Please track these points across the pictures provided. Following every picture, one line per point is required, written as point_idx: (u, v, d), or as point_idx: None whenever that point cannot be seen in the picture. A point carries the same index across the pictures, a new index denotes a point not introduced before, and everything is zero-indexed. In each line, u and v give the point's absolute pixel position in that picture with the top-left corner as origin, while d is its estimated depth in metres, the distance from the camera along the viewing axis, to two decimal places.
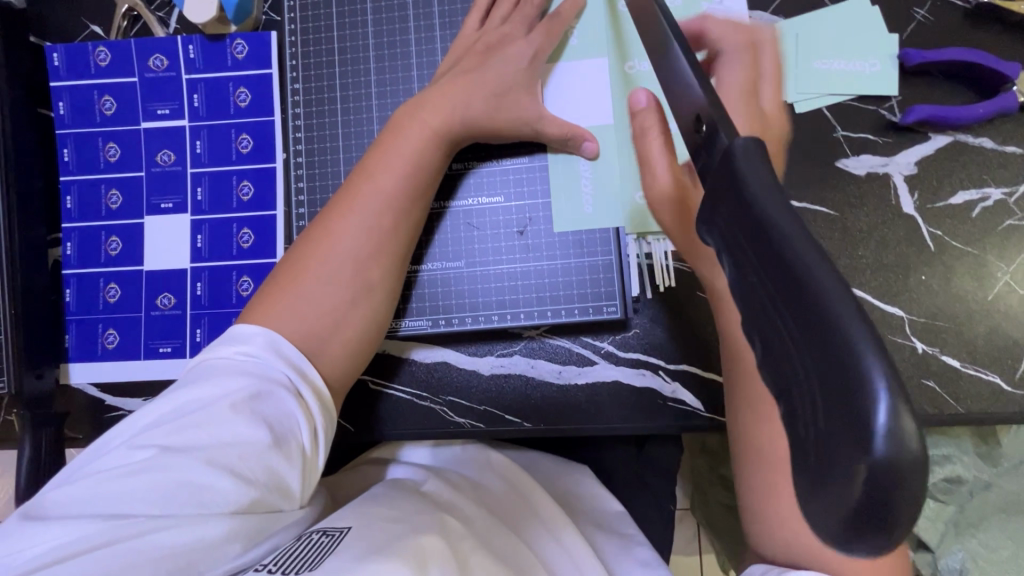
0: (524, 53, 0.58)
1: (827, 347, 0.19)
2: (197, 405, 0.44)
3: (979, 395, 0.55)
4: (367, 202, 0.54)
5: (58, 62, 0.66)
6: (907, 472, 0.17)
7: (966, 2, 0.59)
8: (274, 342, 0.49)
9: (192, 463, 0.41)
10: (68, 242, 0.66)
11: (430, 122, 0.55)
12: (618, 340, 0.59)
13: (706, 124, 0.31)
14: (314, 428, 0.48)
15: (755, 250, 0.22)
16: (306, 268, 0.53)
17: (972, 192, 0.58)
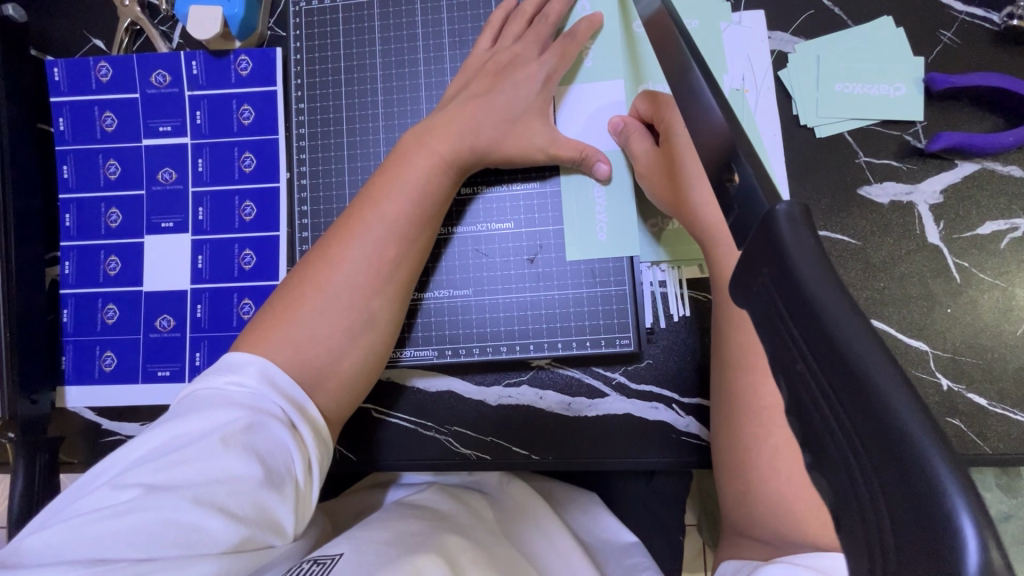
0: (537, 74, 0.56)
1: (896, 455, 0.18)
2: (185, 440, 0.42)
3: (1007, 435, 0.53)
4: (368, 228, 0.52)
5: (59, 77, 0.65)
6: None
7: (995, 24, 0.57)
8: (267, 372, 0.47)
9: (179, 502, 0.39)
10: (66, 260, 0.65)
11: (437, 146, 0.54)
12: (631, 371, 0.57)
13: (736, 171, 0.29)
14: (309, 461, 0.47)
15: (808, 342, 0.21)
16: (306, 295, 0.51)
17: (1000, 223, 0.55)
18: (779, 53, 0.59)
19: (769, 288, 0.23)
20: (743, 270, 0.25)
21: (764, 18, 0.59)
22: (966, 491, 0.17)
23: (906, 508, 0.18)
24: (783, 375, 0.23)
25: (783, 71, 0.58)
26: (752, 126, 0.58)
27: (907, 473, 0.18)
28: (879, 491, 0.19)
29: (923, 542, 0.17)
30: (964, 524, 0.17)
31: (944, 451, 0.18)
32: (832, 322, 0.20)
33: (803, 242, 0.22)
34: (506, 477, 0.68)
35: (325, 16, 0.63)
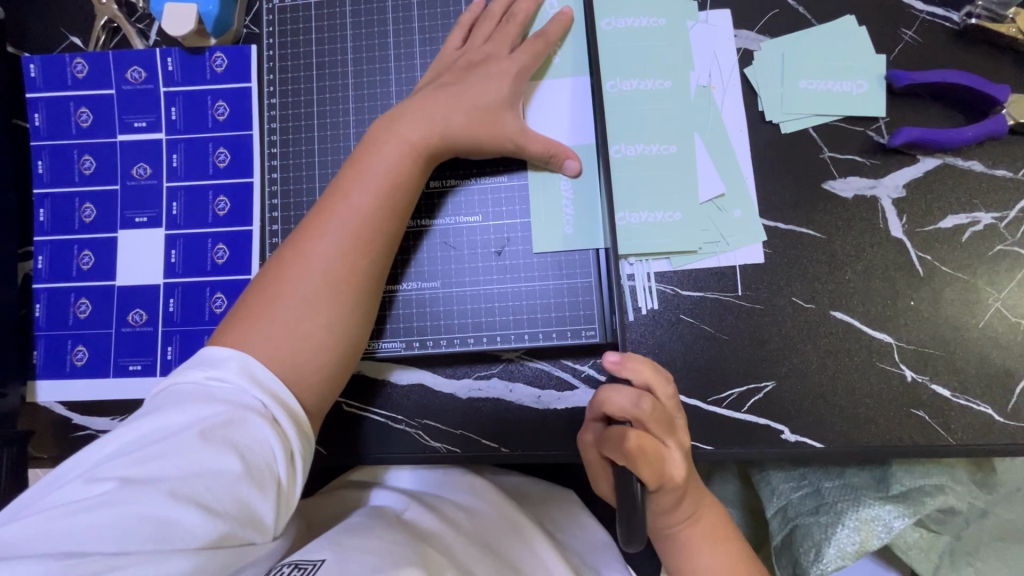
0: (509, 68, 0.56)
1: None
2: (164, 434, 0.43)
3: (970, 426, 0.54)
4: (342, 222, 0.53)
5: (35, 73, 0.65)
6: None
7: (954, 23, 0.58)
8: (245, 367, 0.47)
9: (156, 496, 0.40)
10: (40, 255, 0.65)
11: (407, 139, 0.54)
12: (599, 364, 0.57)
13: None
14: (292, 456, 0.46)
15: None
16: (279, 292, 0.51)
17: (961, 216, 0.56)
18: (745, 51, 0.60)
19: None
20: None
21: (730, 17, 0.60)
22: None
23: None
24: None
25: (749, 68, 0.59)
26: (718, 122, 0.59)
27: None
28: None
29: None
30: None
31: None
32: None
33: None
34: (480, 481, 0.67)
35: (298, 13, 0.63)
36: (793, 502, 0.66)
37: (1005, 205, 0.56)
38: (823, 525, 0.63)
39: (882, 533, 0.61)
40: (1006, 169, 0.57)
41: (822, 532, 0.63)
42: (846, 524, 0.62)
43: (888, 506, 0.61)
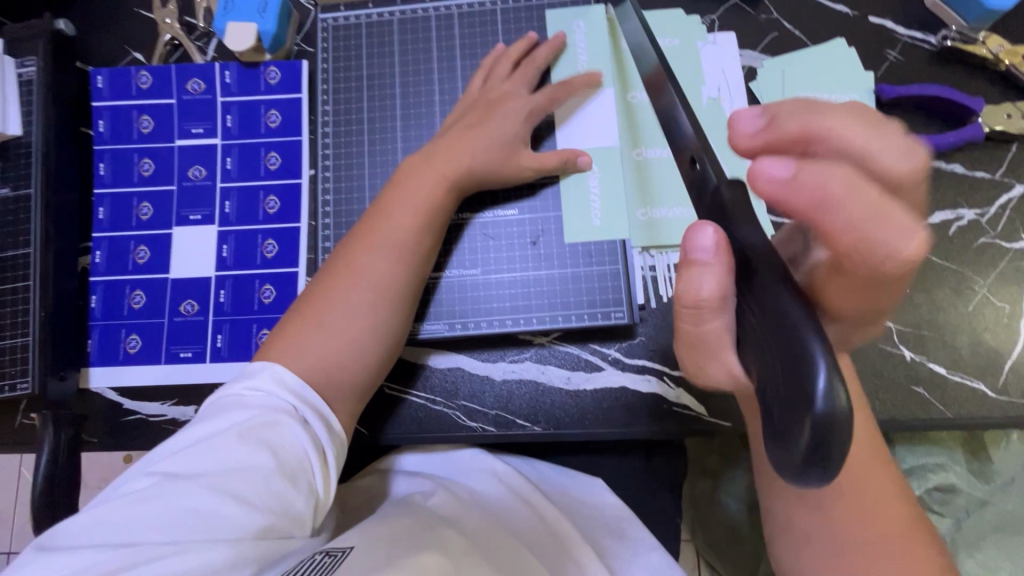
0: (525, 105, 0.63)
1: (784, 330, 0.24)
2: (206, 436, 0.47)
3: (965, 400, 0.59)
4: (385, 245, 0.57)
5: (102, 84, 0.71)
6: (842, 419, 0.22)
7: (932, 45, 0.66)
8: (278, 375, 0.51)
9: (198, 490, 0.44)
10: (97, 250, 0.69)
11: (441, 171, 0.60)
12: (624, 347, 0.62)
13: (699, 160, 0.34)
14: (322, 454, 0.50)
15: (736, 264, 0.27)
16: (321, 304, 0.56)
17: (947, 212, 0.63)
18: (749, 68, 0.67)
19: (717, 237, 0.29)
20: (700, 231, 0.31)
21: (736, 39, 0.67)
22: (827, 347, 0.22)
23: (787, 364, 0.23)
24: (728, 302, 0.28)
25: (753, 83, 0.66)
26: (727, 129, 0.65)
27: (792, 357, 0.23)
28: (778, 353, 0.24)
29: (797, 389, 0.22)
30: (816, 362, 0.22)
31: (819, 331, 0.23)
32: None
33: None
34: (504, 466, 0.69)
35: (349, 32, 0.70)
36: None
37: (986, 202, 0.63)
38: None
39: None
40: (985, 171, 0.63)
41: None
42: None
43: None
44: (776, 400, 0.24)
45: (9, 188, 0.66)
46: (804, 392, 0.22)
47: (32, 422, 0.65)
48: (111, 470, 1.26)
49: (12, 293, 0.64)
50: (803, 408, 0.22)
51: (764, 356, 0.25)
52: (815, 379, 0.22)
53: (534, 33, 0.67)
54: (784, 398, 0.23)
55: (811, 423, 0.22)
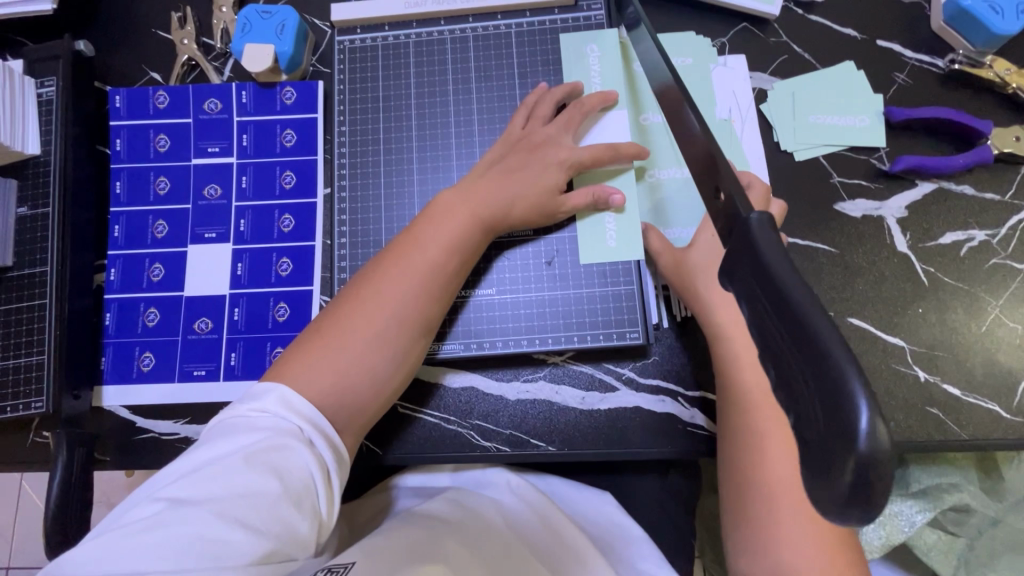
0: (565, 157, 0.62)
1: (822, 367, 0.24)
2: (209, 461, 0.44)
3: (980, 421, 0.59)
4: (413, 280, 0.56)
5: (119, 103, 0.72)
6: (884, 459, 0.22)
7: (939, 68, 0.67)
8: (288, 397, 0.49)
9: (203, 517, 0.41)
10: (112, 268, 0.69)
11: (476, 212, 0.59)
12: (638, 367, 0.62)
13: (724, 192, 0.35)
14: (328, 475, 0.48)
15: (769, 298, 0.27)
16: (343, 327, 0.54)
17: (958, 233, 0.63)
18: (760, 90, 0.68)
19: (747, 268, 0.29)
20: (728, 261, 0.31)
21: (746, 62, 0.68)
22: (866, 386, 0.22)
23: (827, 401, 0.23)
24: (758, 334, 0.28)
25: (764, 105, 0.67)
26: (739, 149, 0.66)
27: (831, 392, 0.23)
28: (815, 389, 0.24)
29: (841, 426, 0.23)
30: (858, 401, 0.22)
31: (858, 368, 0.23)
32: (784, 280, 0.27)
33: (767, 238, 0.29)
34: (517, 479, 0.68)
35: (366, 54, 0.71)
36: None
37: (996, 223, 0.63)
38: None
39: (904, 527, 0.67)
40: (995, 193, 0.64)
41: None
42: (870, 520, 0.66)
43: (909, 501, 0.67)
44: (815, 437, 0.24)
45: (27, 207, 0.66)
46: (844, 429, 0.22)
47: (44, 440, 0.65)
48: (115, 484, 1.25)
49: (28, 311, 0.64)
50: (846, 447, 0.22)
51: (798, 391, 0.25)
52: (857, 419, 0.22)
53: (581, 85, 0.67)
54: (824, 435, 0.23)
55: (855, 463, 0.22)
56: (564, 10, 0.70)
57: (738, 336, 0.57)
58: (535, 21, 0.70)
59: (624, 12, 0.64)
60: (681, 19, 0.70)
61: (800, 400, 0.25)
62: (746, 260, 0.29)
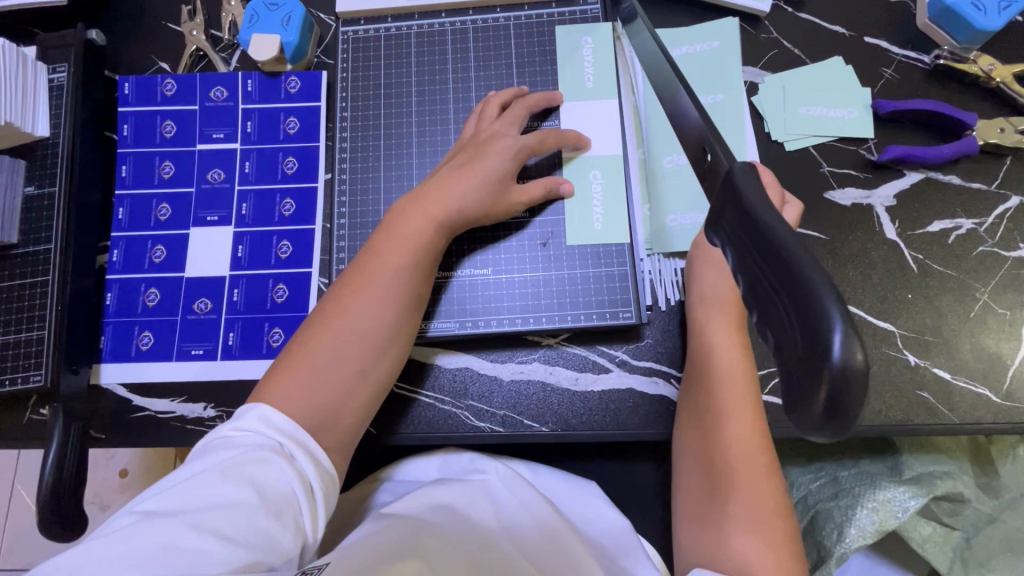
0: (511, 146, 0.62)
1: (800, 295, 0.25)
2: (190, 476, 0.45)
3: (969, 405, 0.59)
4: (377, 284, 0.56)
5: (128, 90, 0.74)
6: (857, 372, 0.23)
7: (925, 63, 0.69)
8: (268, 415, 0.50)
9: (179, 528, 0.41)
10: (115, 249, 0.70)
11: (431, 212, 0.59)
12: (631, 348, 0.63)
13: (711, 154, 0.37)
14: (310, 489, 0.48)
15: (751, 238, 0.28)
16: (314, 343, 0.54)
17: (946, 222, 0.65)
18: (751, 83, 0.70)
19: (732, 216, 0.30)
20: (715, 210, 0.32)
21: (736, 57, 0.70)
22: (841, 310, 0.23)
23: (805, 327, 0.24)
24: (742, 275, 0.29)
25: (755, 97, 0.69)
26: (733, 138, 0.67)
27: (808, 315, 0.24)
28: (794, 314, 0.25)
29: (818, 347, 0.23)
30: (834, 322, 0.23)
31: (835, 295, 0.24)
32: (765, 219, 0.28)
33: (750, 184, 0.30)
34: (502, 469, 0.68)
35: (368, 44, 0.73)
36: (812, 491, 0.72)
37: (984, 212, 0.65)
38: (843, 508, 0.68)
39: (897, 512, 0.66)
40: (981, 183, 0.66)
41: (842, 514, 0.68)
42: (864, 506, 0.67)
43: (901, 488, 0.66)
44: (791, 361, 0.25)
45: (34, 186, 0.68)
46: (819, 350, 0.23)
47: (42, 417, 0.66)
48: (108, 485, 1.25)
49: (30, 289, 0.65)
50: (820, 363, 0.23)
51: (779, 324, 0.26)
52: (831, 339, 0.23)
53: (525, 87, 0.69)
54: (801, 361, 0.24)
55: (828, 378, 0.23)
56: (561, 4, 0.72)
57: (717, 328, 0.58)
58: (533, 14, 0.72)
59: (619, 6, 0.66)
60: (675, 15, 0.73)
61: (782, 332, 0.26)
62: (731, 206, 0.31)
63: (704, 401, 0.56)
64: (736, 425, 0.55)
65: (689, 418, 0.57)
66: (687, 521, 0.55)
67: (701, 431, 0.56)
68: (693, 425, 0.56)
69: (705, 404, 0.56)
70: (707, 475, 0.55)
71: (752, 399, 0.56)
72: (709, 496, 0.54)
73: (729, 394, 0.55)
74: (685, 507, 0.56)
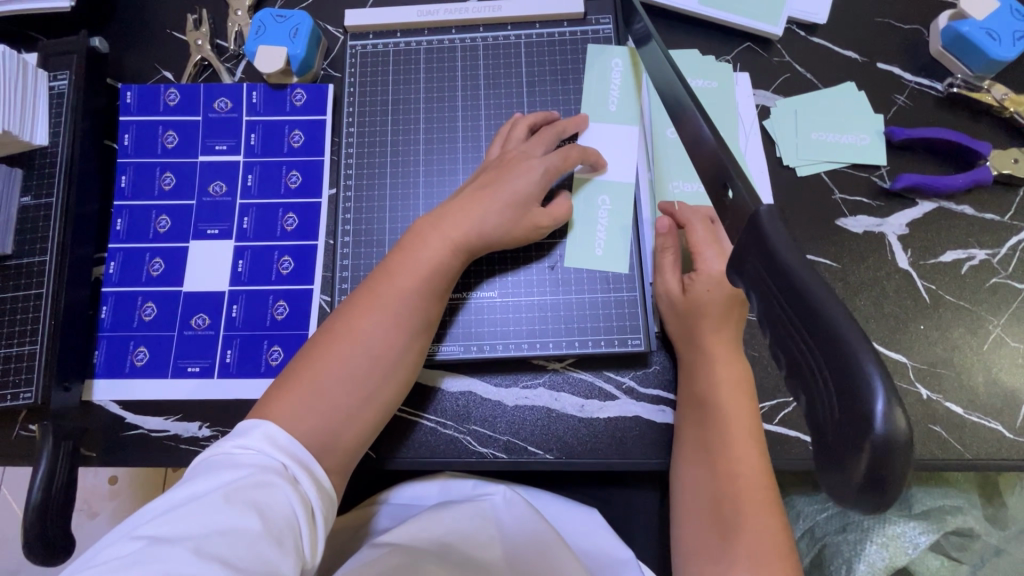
0: (537, 166, 0.60)
1: (839, 356, 0.24)
2: (190, 498, 0.42)
3: (983, 441, 0.58)
4: (390, 305, 0.55)
5: (130, 99, 0.73)
6: (899, 442, 0.22)
7: (938, 91, 0.69)
8: (273, 433, 0.48)
9: (181, 554, 0.38)
10: (112, 261, 0.69)
11: (450, 234, 0.58)
12: (639, 375, 0.62)
13: (732, 190, 0.36)
14: (311, 513, 0.46)
15: (779, 288, 0.28)
16: (322, 361, 0.53)
17: (959, 252, 0.64)
18: (763, 107, 0.69)
19: (757, 264, 0.29)
20: (738, 252, 0.31)
21: (749, 80, 0.70)
22: (883, 372, 0.23)
23: (845, 391, 0.23)
24: (768, 326, 0.29)
25: (767, 121, 0.68)
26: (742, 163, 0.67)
27: (850, 380, 0.23)
28: (830, 375, 0.24)
29: (859, 413, 0.23)
30: (876, 385, 0.23)
31: (874, 356, 0.23)
32: (791, 269, 0.27)
33: (775, 228, 0.29)
34: (508, 491, 0.66)
35: (377, 59, 0.72)
36: (820, 522, 0.72)
37: (997, 243, 0.64)
38: (852, 543, 0.70)
39: (909, 548, 0.68)
40: (994, 214, 0.65)
41: (851, 549, 0.70)
42: (875, 541, 0.69)
43: (913, 524, 0.69)
44: (828, 426, 0.24)
45: (30, 196, 0.66)
46: (862, 417, 0.23)
47: (31, 434, 0.64)
48: (96, 492, 1.22)
49: (23, 300, 0.64)
50: (863, 432, 0.23)
51: (812, 385, 0.25)
52: (874, 405, 0.22)
53: (555, 112, 0.68)
54: (840, 428, 0.24)
55: (871, 446, 0.22)
56: (573, 23, 0.72)
57: (721, 358, 0.57)
58: (545, 32, 0.72)
59: (632, 26, 0.65)
60: (686, 37, 0.72)
61: (815, 395, 0.25)
62: (754, 250, 0.30)
63: (708, 430, 0.55)
64: (743, 455, 0.54)
65: (692, 448, 0.56)
66: (691, 555, 0.54)
67: (709, 461, 0.54)
68: (700, 455, 0.55)
69: (711, 434, 0.55)
70: (716, 507, 0.53)
71: (756, 430, 0.56)
72: (715, 531, 0.53)
73: (732, 424, 0.55)
74: (694, 540, 0.55)
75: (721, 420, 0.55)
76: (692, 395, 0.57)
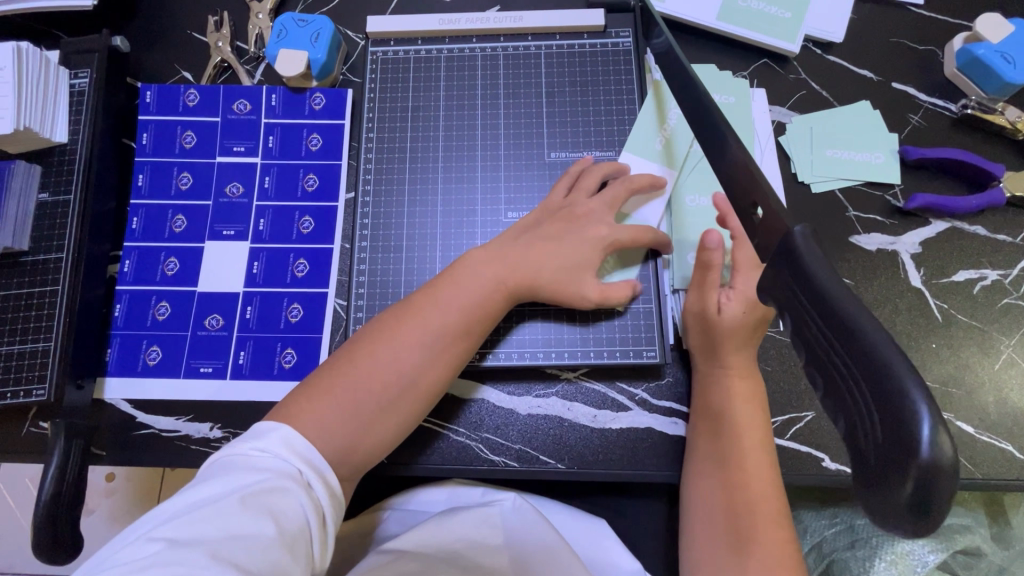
0: (605, 236, 0.61)
1: (882, 379, 0.25)
2: (205, 500, 0.42)
3: (993, 461, 0.59)
4: (432, 330, 0.55)
5: (150, 99, 0.73)
6: (944, 467, 0.23)
7: (951, 112, 0.69)
8: (291, 440, 0.48)
9: (198, 558, 0.38)
10: (126, 259, 0.69)
11: (507, 276, 0.59)
12: (652, 387, 0.62)
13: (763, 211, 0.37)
14: (322, 519, 0.46)
15: (818, 311, 0.29)
16: (358, 369, 0.53)
17: (971, 271, 0.64)
18: (778, 123, 0.70)
19: (793, 285, 0.31)
20: (770, 275, 0.33)
21: (765, 96, 0.70)
22: (926, 398, 0.24)
23: (891, 416, 0.25)
24: (806, 351, 0.30)
25: (782, 137, 0.69)
26: None
27: (892, 403, 0.25)
28: (873, 398, 0.25)
29: (902, 435, 0.24)
30: (920, 408, 0.24)
31: (918, 383, 0.25)
32: (831, 291, 0.29)
33: (812, 253, 0.31)
34: (516, 498, 0.65)
35: (398, 65, 0.73)
36: (828, 538, 0.72)
37: (1009, 264, 0.64)
38: (860, 559, 0.72)
39: (916, 566, 0.72)
40: (1006, 235, 0.65)
41: (858, 564, 0.71)
42: (883, 558, 0.72)
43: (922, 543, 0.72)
44: (871, 449, 0.25)
45: (48, 193, 0.66)
46: (906, 439, 0.24)
47: (41, 431, 0.64)
48: (94, 490, 1.21)
49: (39, 296, 0.64)
50: (908, 454, 0.24)
51: (854, 412, 0.27)
52: (919, 428, 0.24)
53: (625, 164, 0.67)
54: (882, 449, 0.25)
55: (916, 470, 0.23)
56: (592, 36, 0.72)
57: (736, 376, 0.57)
58: (564, 44, 0.72)
59: (652, 40, 0.66)
60: (703, 52, 0.73)
61: (857, 419, 0.26)
62: (788, 267, 0.32)
63: (722, 446, 0.55)
64: (756, 471, 0.54)
65: (704, 463, 0.56)
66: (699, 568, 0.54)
67: (722, 477, 0.55)
68: (712, 470, 0.55)
69: (723, 450, 0.55)
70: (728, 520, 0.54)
71: (767, 445, 0.56)
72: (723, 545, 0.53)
73: (744, 440, 0.55)
74: (702, 553, 0.55)
75: (733, 436, 0.55)
76: (707, 415, 0.57)
